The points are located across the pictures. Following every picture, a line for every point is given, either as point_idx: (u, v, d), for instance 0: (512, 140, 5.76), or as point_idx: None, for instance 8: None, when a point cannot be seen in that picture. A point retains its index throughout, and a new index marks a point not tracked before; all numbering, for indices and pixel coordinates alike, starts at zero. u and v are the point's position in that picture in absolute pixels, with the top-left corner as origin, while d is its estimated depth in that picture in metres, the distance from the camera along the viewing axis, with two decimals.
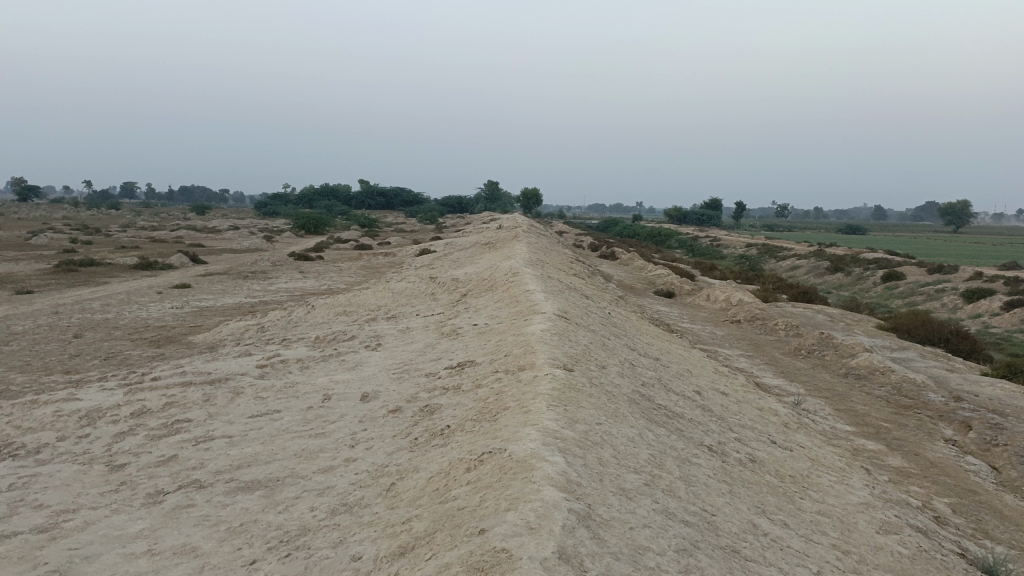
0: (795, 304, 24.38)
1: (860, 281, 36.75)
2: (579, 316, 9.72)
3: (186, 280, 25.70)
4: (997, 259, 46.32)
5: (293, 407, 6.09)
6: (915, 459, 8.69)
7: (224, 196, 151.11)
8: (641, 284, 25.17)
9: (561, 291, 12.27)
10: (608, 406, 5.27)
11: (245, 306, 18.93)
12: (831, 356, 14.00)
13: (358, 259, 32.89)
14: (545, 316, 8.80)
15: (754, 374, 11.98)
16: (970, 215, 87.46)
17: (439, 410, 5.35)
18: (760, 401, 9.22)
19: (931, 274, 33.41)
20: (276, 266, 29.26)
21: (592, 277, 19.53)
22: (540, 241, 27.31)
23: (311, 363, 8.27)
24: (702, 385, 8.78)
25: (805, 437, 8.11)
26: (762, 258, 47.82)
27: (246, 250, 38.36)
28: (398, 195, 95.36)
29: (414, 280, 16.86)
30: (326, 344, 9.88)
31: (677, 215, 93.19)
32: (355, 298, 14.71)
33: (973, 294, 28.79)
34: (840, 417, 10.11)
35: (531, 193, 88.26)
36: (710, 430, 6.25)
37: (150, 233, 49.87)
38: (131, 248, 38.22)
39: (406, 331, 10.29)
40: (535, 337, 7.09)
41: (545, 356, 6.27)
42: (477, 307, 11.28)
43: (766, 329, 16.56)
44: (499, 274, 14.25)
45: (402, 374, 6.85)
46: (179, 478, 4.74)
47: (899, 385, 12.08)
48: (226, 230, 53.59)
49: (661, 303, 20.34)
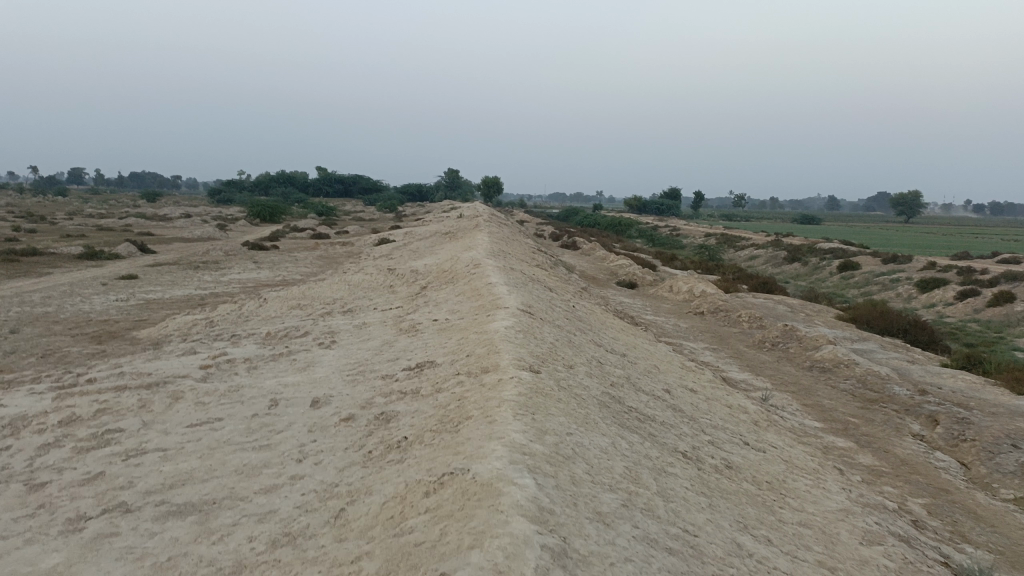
0: (756, 295, 24.40)
1: (817, 271, 37.12)
2: (543, 311, 9.35)
3: (133, 270, 24.70)
4: (948, 249, 47.27)
5: (236, 414, 5.63)
6: (885, 456, 8.52)
7: (177, 183, 147.66)
8: (603, 275, 24.93)
9: (524, 284, 11.89)
10: (578, 413, 4.91)
11: (194, 298, 18.20)
12: (795, 348, 13.88)
13: (314, 249, 32.13)
14: (509, 311, 8.41)
15: (720, 368, 11.77)
16: (921, 206, 89.31)
17: (396, 419, 4.94)
18: (729, 398, 8.97)
19: (885, 264, 33.85)
20: (228, 257, 28.35)
21: (554, 269, 19.22)
22: (501, 231, 26.90)
23: (259, 363, 7.77)
24: (671, 382, 8.49)
25: (776, 436, 7.87)
26: (721, 247, 48.09)
27: (198, 239, 37.24)
28: (357, 183, 94.05)
29: (372, 271, 16.34)
30: (277, 342, 9.37)
31: (637, 206, 93.42)
32: (310, 290, 14.16)
33: (927, 283, 29.20)
34: (808, 412, 9.93)
35: (492, 181, 87.77)
36: (683, 433, 5.94)
37: (97, 221, 48.18)
38: (77, 236, 36.80)
39: (363, 327, 9.81)
40: (498, 335, 6.70)
41: (509, 356, 5.89)
42: (437, 301, 10.84)
43: (729, 321, 16.41)
44: (460, 266, 13.80)
45: (356, 375, 6.41)
46: (104, 501, 4.26)
47: (863, 379, 11.99)
48: (178, 218, 52.08)
49: (623, 295, 20.10)
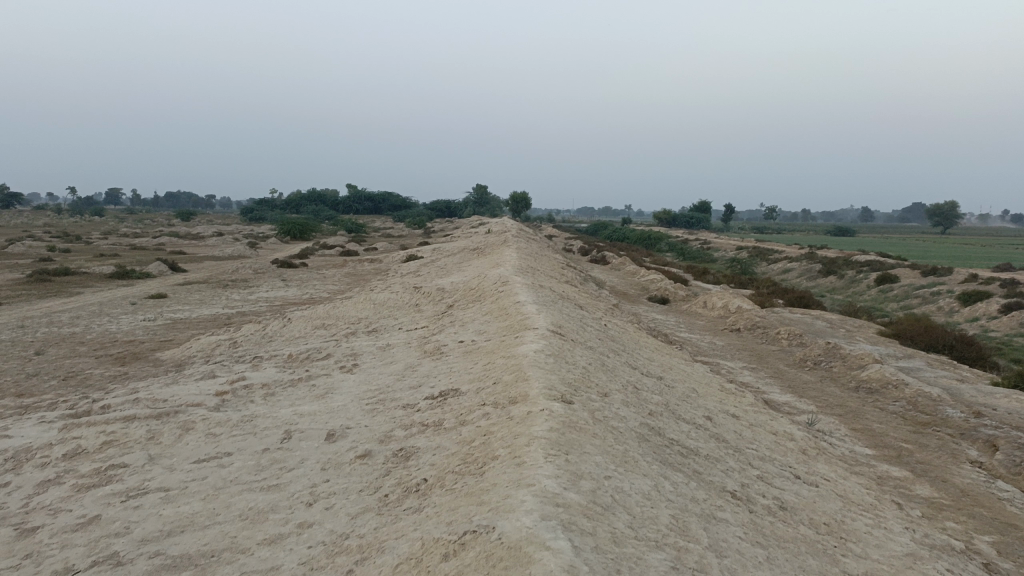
0: (793, 310, 23.67)
1: (853, 284, 36.15)
2: (574, 331, 8.90)
3: (161, 289, 24.67)
4: (990, 261, 45.86)
5: (247, 448, 5.25)
6: (945, 487, 7.90)
7: (210, 202, 149.94)
8: (634, 290, 24.42)
9: (554, 302, 11.44)
10: (616, 451, 4.45)
11: (220, 318, 18.03)
12: (839, 368, 13.23)
13: (342, 267, 31.98)
14: (538, 332, 7.98)
15: (760, 389, 11.20)
16: (957, 217, 87.53)
17: (416, 456, 4.52)
18: (774, 424, 8.41)
19: (925, 276, 32.83)
20: (257, 275, 28.29)
21: (584, 285, 18.78)
22: (529, 246, 26.53)
23: (277, 389, 7.40)
24: (711, 408, 7.97)
25: (827, 467, 7.31)
26: (754, 261, 47.21)
27: (229, 258, 37.33)
28: (386, 199, 94.51)
29: (399, 289, 16.00)
30: (298, 366, 9.02)
31: (666, 219, 92.48)
32: (334, 309, 13.84)
33: (970, 296, 28.20)
34: (857, 438, 9.32)
35: (519, 198, 87.67)
36: (730, 468, 5.43)
37: (131, 240, 48.70)
38: (110, 256, 37.18)
39: (386, 349, 9.43)
40: (527, 360, 6.26)
41: (539, 384, 5.45)
42: (464, 321, 10.43)
43: (767, 339, 15.77)
44: (488, 283, 13.40)
45: (375, 404, 6.01)
46: (95, 550, 3.89)
47: (913, 400, 11.34)
48: (209, 237, 52.54)
49: (656, 311, 19.53)
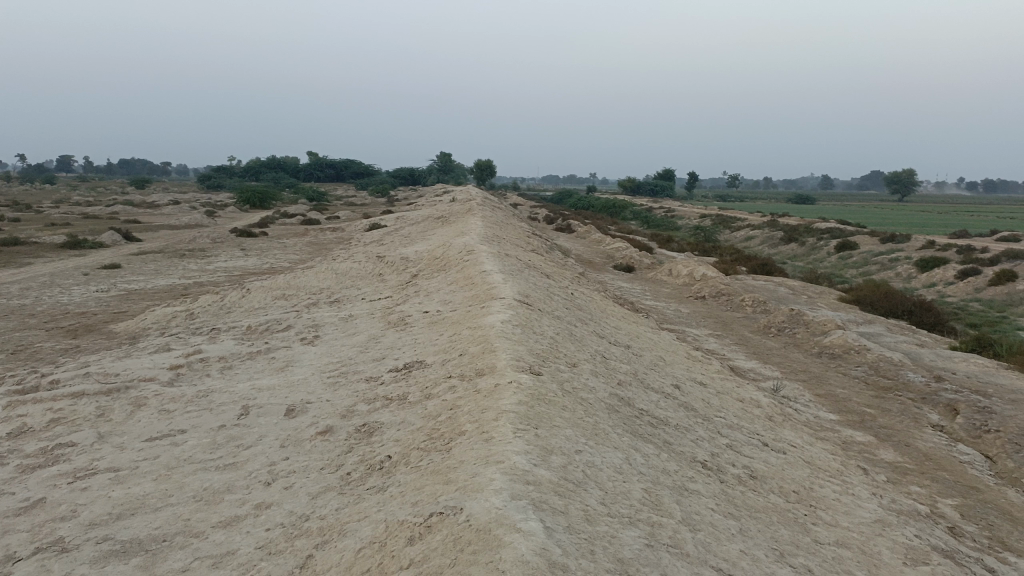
0: (756, 277, 23.84)
1: (815, 251, 36.59)
2: (541, 300, 8.76)
3: (116, 259, 23.95)
4: (946, 227, 46.74)
5: (202, 425, 5.03)
6: (908, 452, 7.98)
7: (166, 170, 146.34)
8: (599, 258, 24.37)
9: (520, 271, 11.28)
10: (587, 424, 4.33)
11: (177, 288, 17.55)
12: (802, 334, 13.32)
13: (303, 236, 31.41)
14: (504, 301, 7.82)
15: (726, 356, 11.21)
16: (914, 185, 89.16)
17: (380, 432, 4.35)
18: (741, 391, 8.40)
19: (884, 243, 33.33)
20: (215, 244, 27.63)
21: (550, 253, 18.65)
22: (494, 215, 26.27)
23: (235, 363, 7.15)
24: (679, 376, 7.91)
25: (794, 433, 7.31)
26: (717, 229, 47.53)
27: (186, 227, 36.45)
28: (348, 167, 93.09)
29: (362, 258, 15.68)
30: (257, 338, 8.75)
31: (630, 187, 92.60)
32: (295, 279, 13.51)
33: (927, 262, 28.70)
34: (822, 404, 9.37)
35: (484, 166, 86.99)
36: (700, 438, 5.36)
37: (83, 209, 47.30)
38: (61, 225, 36.07)
39: (349, 320, 9.20)
40: (494, 331, 6.10)
41: (506, 355, 5.30)
42: (429, 290, 10.23)
43: (732, 306, 15.83)
44: (453, 252, 13.17)
45: (337, 377, 5.81)
46: (38, 536, 3.67)
47: (875, 366, 11.46)
48: (166, 205, 51.26)
49: (621, 279, 19.50)
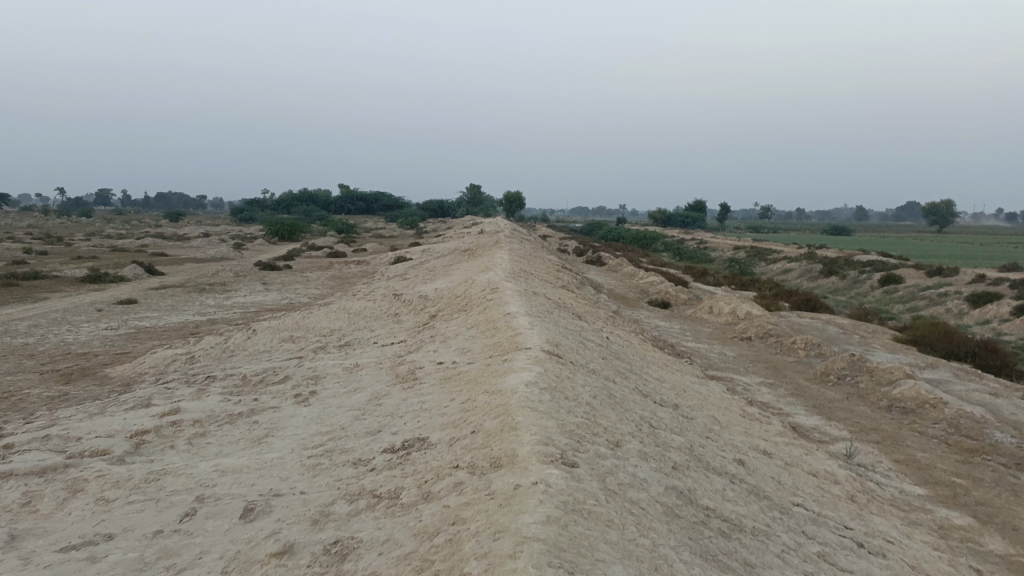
0: (800, 314, 22.36)
1: (856, 284, 34.94)
2: (573, 351, 7.54)
3: (132, 294, 23.20)
4: (990, 261, 44.87)
5: (135, 531, 3.87)
6: (1019, 539, 6.56)
7: (200, 202, 148.30)
8: (632, 293, 23.14)
9: (549, 312, 10.12)
10: (643, 550, 3.08)
11: (188, 326, 16.64)
12: (866, 384, 11.90)
13: (327, 268, 30.64)
14: (530, 354, 6.62)
15: (784, 410, 9.88)
16: (953, 216, 87.00)
17: (356, 555, 3.16)
18: (811, 463, 7.08)
19: (931, 277, 31.64)
20: (237, 278, 26.86)
21: (581, 289, 17.48)
22: (522, 247, 25.24)
23: (210, 428, 6.01)
24: (739, 445, 6.63)
25: (884, 523, 5.97)
26: (752, 261, 46.02)
27: (211, 260, 35.95)
28: (378, 199, 93.21)
29: (379, 295, 14.62)
30: (247, 393, 7.62)
31: (660, 218, 91.19)
32: (305, 319, 12.46)
33: (980, 297, 26.96)
34: (903, 474, 7.98)
35: (514, 196, 86.47)
36: (786, 549, 4.07)
37: (112, 242, 47.24)
38: (88, 258, 35.76)
39: (353, 371, 8.06)
40: (517, 398, 4.90)
41: (532, 438, 4.09)
42: (446, 335, 9.10)
43: (782, 350, 14.44)
44: (476, 290, 12.02)
45: (319, 458, 4.63)
46: None
47: (954, 423, 10.03)
48: (194, 237, 51.12)
49: (658, 317, 18.22)
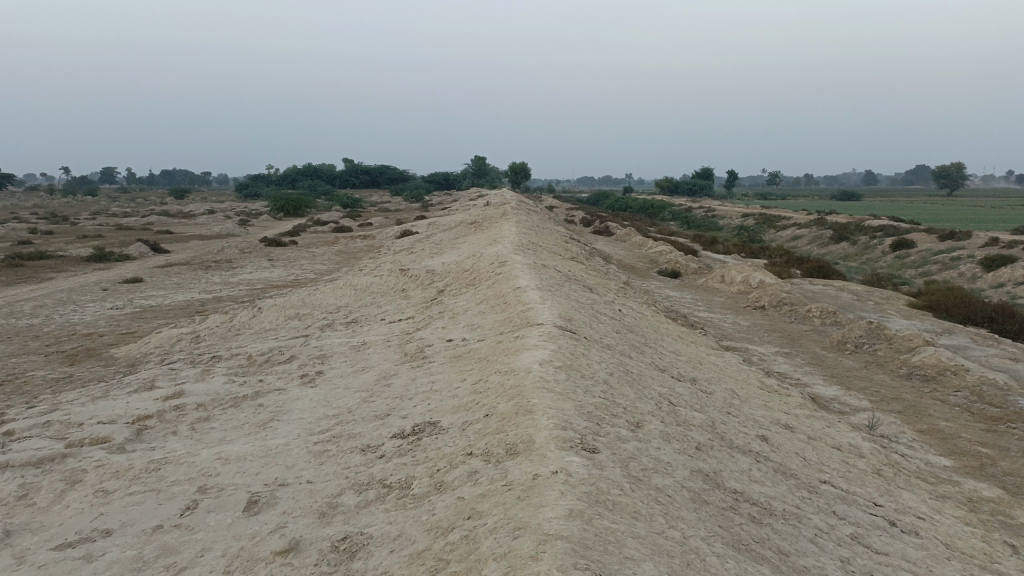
0: (812, 281, 22.08)
1: (867, 250, 34.53)
2: (587, 326, 7.31)
3: (137, 273, 23.02)
4: (1003, 223, 44.23)
5: (134, 526, 3.69)
6: None
7: (206, 179, 148.36)
8: (642, 264, 22.85)
9: (560, 285, 9.88)
10: (673, 544, 2.87)
11: (193, 305, 16.47)
12: (884, 352, 11.64)
13: (333, 244, 30.42)
14: (542, 330, 6.39)
15: (801, 381, 9.65)
16: (963, 179, 85.85)
17: (366, 553, 2.97)
18: (834, 437, 6.85)
19: (943, 241, 31.22)
20: (242, 255, 26.64)
21: (591, 260, 17.21)
22: (529, 218, 24.93)
23: (214, 413, 5.83)
24: (761, 420, 6.40)
25: (913, 499, 5.76)
26: (761, 228, 45.57)
27: (216, 236, 35.74)
28: (383, 172, 92.68)
29: (385, 270, 14.40)
30: (252, 374, 7.43)
31: (668, 187, 90.29)
32: (311, 296, 12.25)
33: (993, 261, 26.54)
34: (927, 445, 7.75)
35: (519, 167, 85.78)
36: (819, 533, 3.85)
37: (118, 221, 47.13)
38: (93, 237, 35.64)
39: (360, 349, 7.85)
40: (531, 378, 4.68)
41: (549, 422, 3.86)
42: (455, 310, 8.88)
43: (797, 318, 14.18)
44: (484, 264, 11.76)
45: (327, 444, 4.43)
46: None
47: (977, 391, 9.79)
48: (200, 214, 50.89)
49: (669, 288, 17.95)
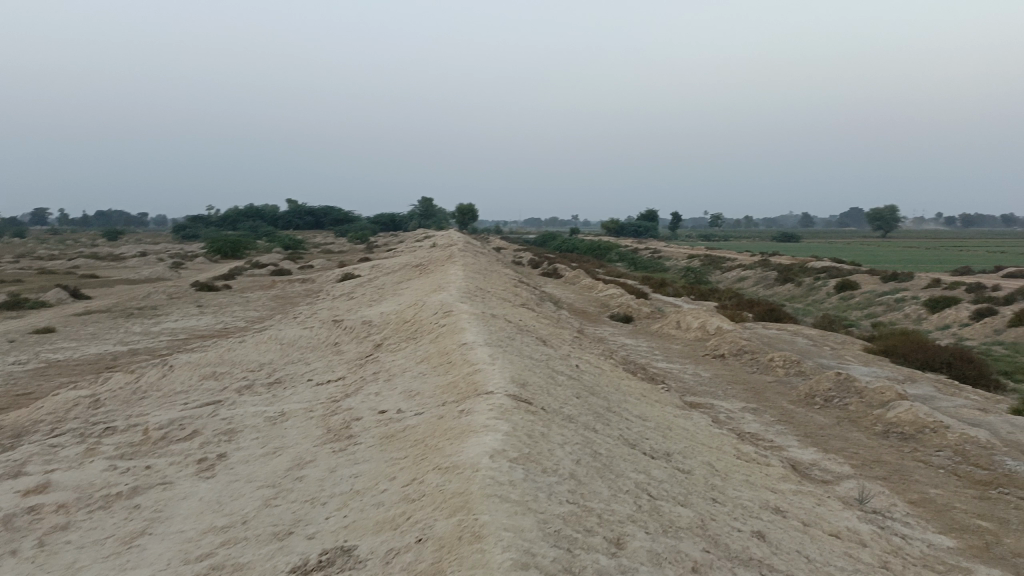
0: (766, 325, 21.57)
1: (813, 292, 34.51)
2: (544, 393, 6.29)
3: (51, 321, 21.18)
4: (940, 264, 45.01)
5: None
6: None
7: (143, 220, 144.21)
8: (592, 308, 22.04)
9: (511, 339, 8.88)
10: None
11: (106, 360, 14.92)
12: (856, 407, 10.88)
13: (270, 288, 28.94)
14: (492, 402, 5.34)
15: (776, 444, 8.78)
16: (896, 220, 88.30)
17: None
18: (829, 521, 5.93)
19: (886, 282, 31.32)
20: (170, 301, 24.97)
21: (541, 306, 16.30)
22: (475, 261, 24.02)
23: (76, 519, 4.59)
24: (751, 505, 5.43)
25: None
26: (707, 269, 45.58)
27: (146, 281, 33.80)
28: (328, 214, 91.23)
29: (319, 320, 13.19)
30: (141, 456, 6.17)
31: (613, 228, 90.52)
32: (232, 351, 10.96)
33: (938, 302, 26.52)
34: (924, 521, 6.90)
35: (466, 208, 85.27)
36: None
37: (43, 264, 44.55)
38: (10, 282, 33.30)
39: (279, 421, 6.69)
40: (479, 479, 3.61)
41: (503, 557, 2.81)
42: (391, 371, 7.78)
43: (759, 368, 13.41)
44: (427, 315, 10.66)
45: None
46: None
47: (959, 450, 9.05)
48: (132, 257, 48.57)
49: (622, 335, 17.14)
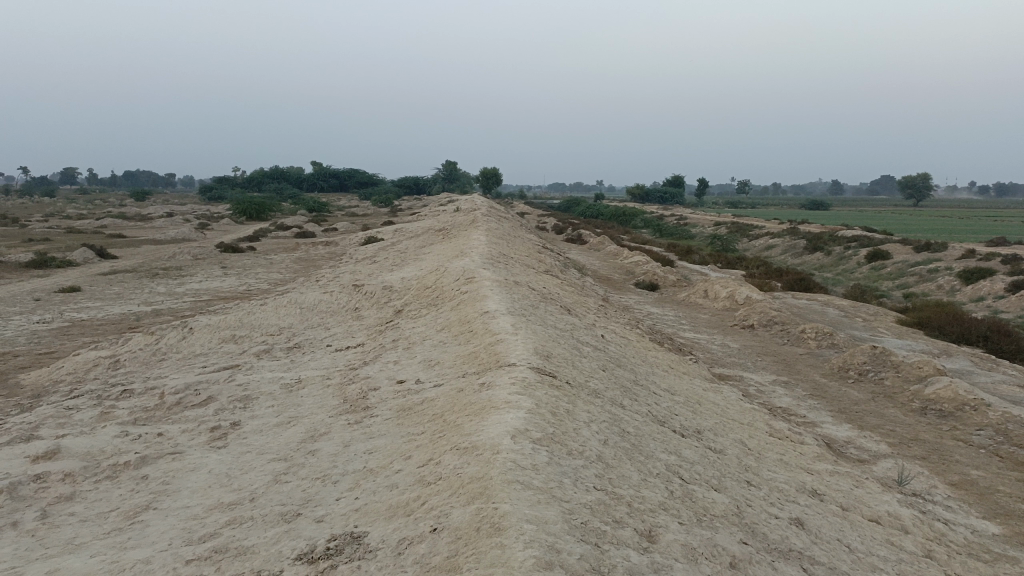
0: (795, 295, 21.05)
1: (843, 261, 33.75)
2: (569, 365, 6.01)
3: (75, 281, 21.21)
4: (975, 234, 43.80)
5: None
6: None
7: (170, 180, 145.02)
8: (618, 275, 21.64)
9: (535, 307, 8.59)
10: None
11: (128, 320, 14.85)
12: (892, 382, 10.49)
13: (293, 250, 28.83)
14: (514, 375, 5.06)
15: (809, 420, 8.45)
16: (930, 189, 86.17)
17: None
18: (869, 505, 5.61)
19: (920, 252, 30.51)
20: (194, 262, 24.95)
21: (566, 273, 15.96)
22: (499, 225, 23.67)
23: (82, 490, 4.40)
24: (788, 488, 5.13)
25: None
26: (734, 236, 44.79)
27: (171, 242, 33.85)
28: (352, 177, 91.00)
29: (340, 284, 12.98)
30: (153, 423, 5.99)
31: (638, 194, 89.41)
32: (251, 314, 10.78)
33: (973, 273, 25.76)
34: (967, 504, 6.57)
35: (490, 172, 84.59)
36: None
37: (71, 223, 44.81)
38: (38, 241, 33.51)
39: (295, 389, 6.49)
40: (500, 462, 3.35)
41: (526, 554, 2.54)
42: (411, 338, 7.54)
43: (790, 340, 13.00)
44: (448, 281, 10.37)
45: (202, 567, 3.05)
46: None
47: (1001, 429, 8.66)
48: (159, 217, 48.76)
49: (648, 303, 16.78)
